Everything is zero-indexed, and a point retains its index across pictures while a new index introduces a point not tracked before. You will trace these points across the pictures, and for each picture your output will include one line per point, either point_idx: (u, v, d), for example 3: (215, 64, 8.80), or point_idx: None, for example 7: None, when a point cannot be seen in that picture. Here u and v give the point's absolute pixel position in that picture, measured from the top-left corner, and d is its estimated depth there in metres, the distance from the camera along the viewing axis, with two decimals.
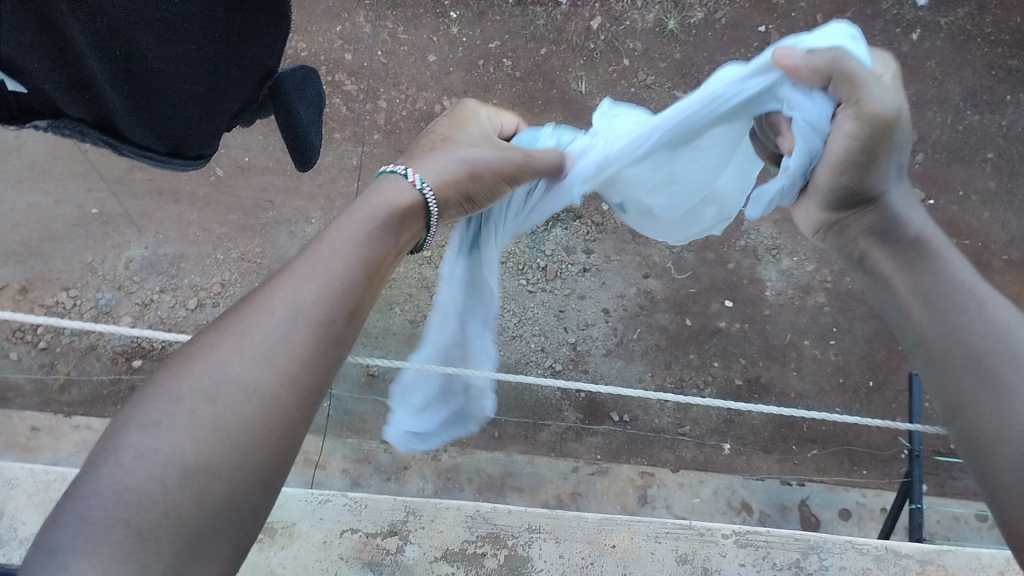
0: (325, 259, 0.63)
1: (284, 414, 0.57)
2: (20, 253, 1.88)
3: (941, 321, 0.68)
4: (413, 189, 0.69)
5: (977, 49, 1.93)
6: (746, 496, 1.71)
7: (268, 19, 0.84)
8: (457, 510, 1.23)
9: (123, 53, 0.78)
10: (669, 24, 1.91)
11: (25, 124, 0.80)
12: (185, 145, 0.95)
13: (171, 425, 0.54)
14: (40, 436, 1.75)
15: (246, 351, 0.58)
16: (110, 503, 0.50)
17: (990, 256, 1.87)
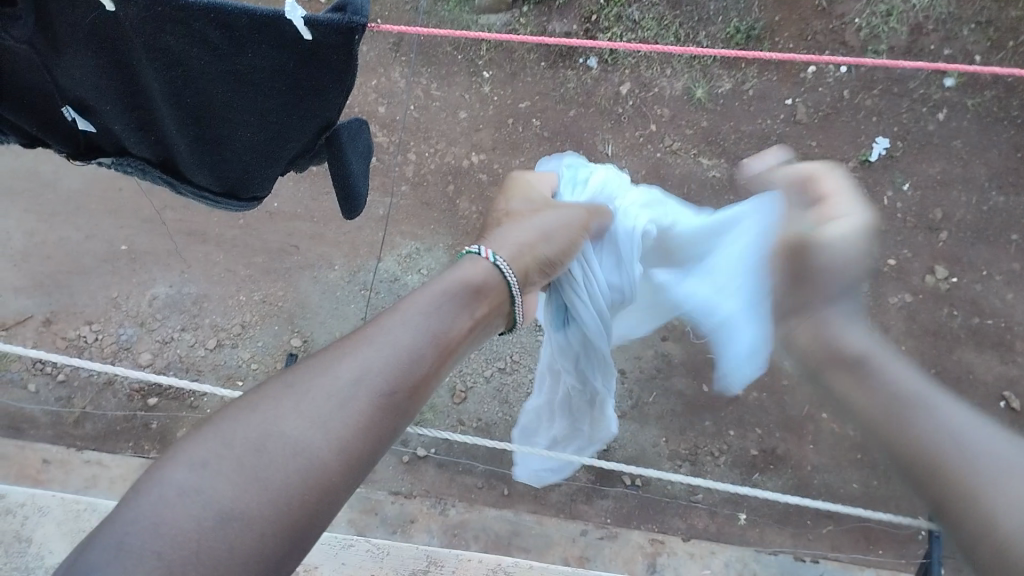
0: (394, 331, 0.68)
1: (330, 475, 0.57)
2: (47, 285, 1.92)
3: (892, 411, 0.70)
4: (486, 263, 0.79)
5: (1004, 131, 1.91)
6: (757, 570, 1.62)
7: (333, 77, 0.82)
8: (478, 563, 1.39)
9: (196, 100, 0.88)
10: (698, 93, 1.93)
11: (94, 160, 1.01)
12: (240, 188, 1.03)
13: (217, 468, 0.55)
14: (50, 469, 1.72)
15: (306, 413, 0.59)
16: (146, 533, 0.50)
17: (1014, 338, 1.85)
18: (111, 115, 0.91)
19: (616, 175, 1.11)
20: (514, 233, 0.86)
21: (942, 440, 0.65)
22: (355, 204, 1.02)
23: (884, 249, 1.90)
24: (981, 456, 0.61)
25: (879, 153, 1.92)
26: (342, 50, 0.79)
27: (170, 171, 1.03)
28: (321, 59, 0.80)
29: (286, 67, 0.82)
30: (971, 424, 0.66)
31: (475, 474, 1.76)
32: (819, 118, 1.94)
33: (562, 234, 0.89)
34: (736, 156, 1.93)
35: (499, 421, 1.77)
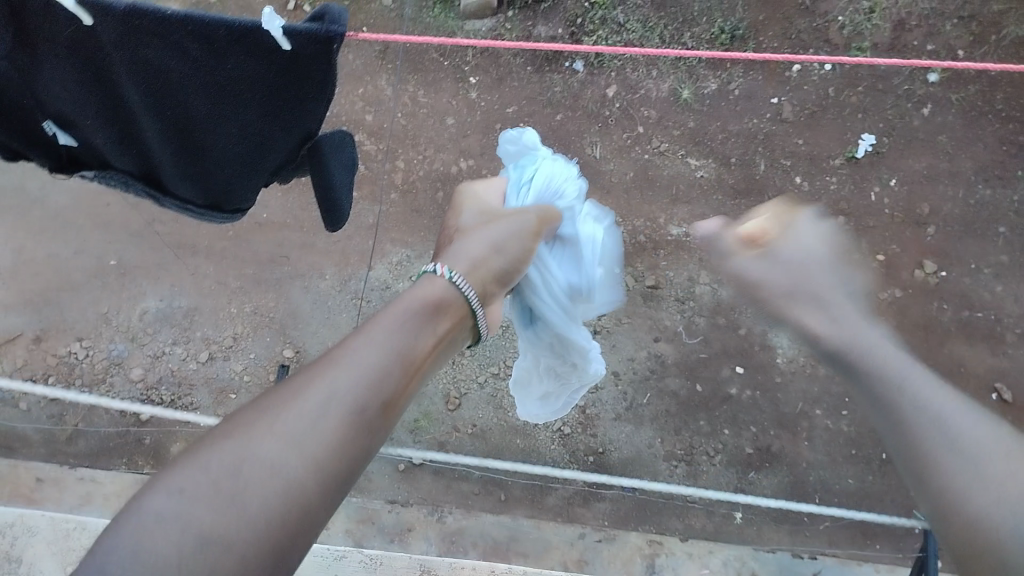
0: (363, 351, 0.71)
1: (305, 495, 0.60)
2: (36, 302, 1.91)
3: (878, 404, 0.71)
4: (443, 279, 0.83)
5: (988, 125, 1.94)
6: (756, 568, 1.64)
7: (313, 84, 0.83)
8: (471, 569, 1.39)
9: (176, 112, 0.87)
10: (684, 94, 1.95)
11: (75, 173, 1.00)
12: (222, 199, 1.03)
13: (194, 494, 0.57)
14: (43, 487, 1.72)
15: (279, 433, 0.62)
16: (128, 562, 0.53)
17: (1003, 330, 1.86)
18: (94, 129, 0.90)
19: (564, 168, 1.11)
20: (464, 248, 0.90)
21: (925, 425, 0.66)
22: (338, 215, 1.04)
23: (872, 246, 1.90)
24: (953, 447, 0.62)
25: (866, 149, 1.93)
26: (322, 58, 0.79)
27: (151, 183, 1.02)
28: (303, 67, 0.81)
29: (266, 77, 0.83)
30: (952, 403, 0.66)
31: (471, 480, 1.75)
32: (804, 116, 1.95)
33: (512, 244, 0.93)
34: (724, 156, 1.93)
35: (494, 427, 1.77)
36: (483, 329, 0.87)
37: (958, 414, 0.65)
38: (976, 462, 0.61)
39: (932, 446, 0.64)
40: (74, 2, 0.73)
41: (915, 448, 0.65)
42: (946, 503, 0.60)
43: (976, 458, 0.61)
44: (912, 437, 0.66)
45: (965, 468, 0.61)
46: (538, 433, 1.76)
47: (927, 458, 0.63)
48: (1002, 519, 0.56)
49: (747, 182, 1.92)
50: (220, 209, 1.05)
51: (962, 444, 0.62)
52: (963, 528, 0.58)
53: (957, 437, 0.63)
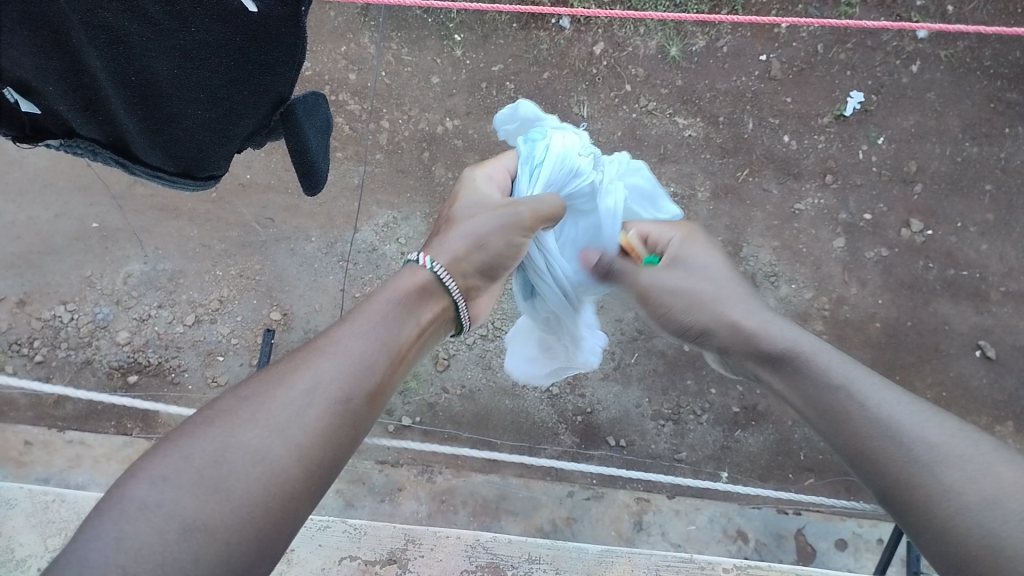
0: (348, 339, 0.72)
1: (289, 485, 0.61)
2: (18, 266, 1.89)
3: (825, 412, 0.76)
4: (425, 269, 0.84)
5: (976, 82, 1.92)
6: (742, 523, 1.71)
7: (283, 47, 0.86)
8: (457, 539, 1.30)
9: (139, 79, 0.83)
10: (672, 51, 1.91)
11: (39, 144, 0.87)
12: (196, 167, 0.98)
13: (177, 482, 0.57)
14: (33, 451, 1.73)
15: (263, 423, 0.63)
16: (111, 549, 0.53)
17: (988, 288, 1.89)
18: (59, 98, 0.80)
19: (573, 140, 1.09)
20: (446, 241, 0.90)
21: (879, 435, 0.70)
22: (315, 178, 1.09)
23: (859, 205, 1.90)
24: (901, 434, 0.68)
25: (854, 108, 1.92)
26: (286, 20, 0.84)
27: (120, 151, 0.93)
28: (267, 29, 0.84)
29: (231, 41, 0.84)
30: (902, 409, 0.71)
31: (461, 441, 1.76)
32: (792, 74, 1.93)
33: (497, 236, 0.92)
34: (713, 115, 1.92)
35: (482, 388, 1.78)
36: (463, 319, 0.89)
37: (905, 417, 0.69)
38: (935, 467, 0.64)
39: (892, 453, 0.68)
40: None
41: (866, 450, 0.70)
42: (914, 509, 0.64)
43: (934, 465, 0.64)
44: (864, 445, 0.70)
45: (923, 473, 0.65)
46: (527, 394, 1.78)
47: (888, 466, 0.67)
48: (969, 492, 0.61)
49: (735, 142, 1.92)
50: (192, 176, 1.01)
51: (917, 454, 0.66)
52: (934, 528, 0.62)
53: (914, 443, 0.67)
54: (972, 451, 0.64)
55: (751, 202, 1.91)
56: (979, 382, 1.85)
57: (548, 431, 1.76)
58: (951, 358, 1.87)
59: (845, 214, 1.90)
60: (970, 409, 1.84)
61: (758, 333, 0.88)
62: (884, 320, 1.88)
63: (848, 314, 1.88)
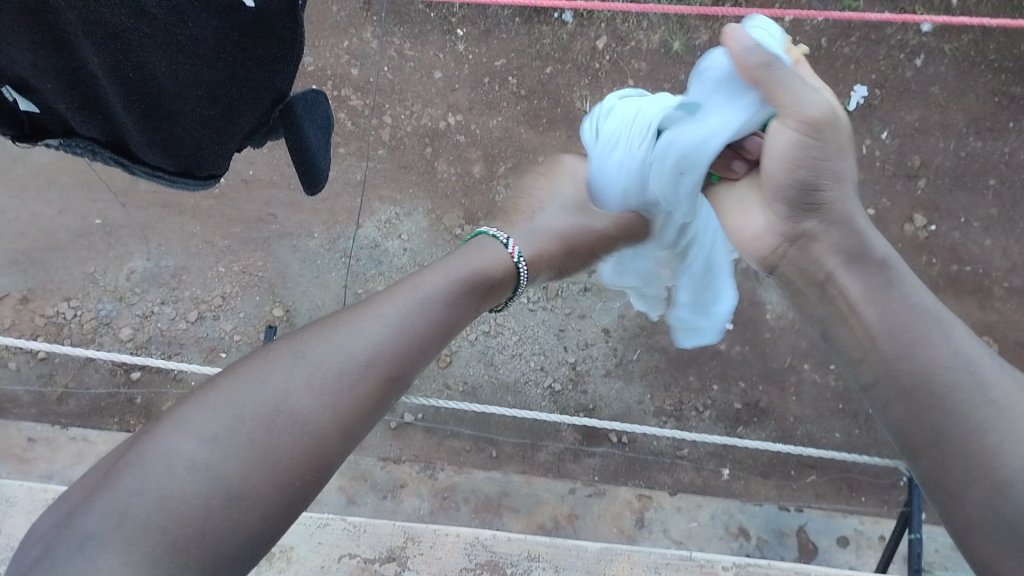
0: (385, 317, 0.81)
1: (321, 452, 0.69)
2: (21, 262, 1.89)
3: (896, 337, 0.80)
4: (512, 258, 1.01)
5: (980, 76, 1.92)
6: (743, 521, 1.71)
7: (282, 43, 0.87)
8: (457, 536, 1.29)
9: (137, 76, 0.83)
10: (675, 46, 1.90)
11: (40, 143, 0.89)
12: (196, 166, 0.99)
13: (225, 442, 0.66)
14: (36, 447, 1.75)
15: (315, 390, 0.72)
16: (155, 507, 0.61)
17: (991, 284, 1.88)
18: (55, 92, 0.81)
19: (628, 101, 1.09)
20: (536, 226, 1.10)
21: (954, 372, 0.76)
22: (317, 176, 1.09)
23: (863, 200, 1.90)
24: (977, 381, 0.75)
25: (858, 102, 1.91)
26: (285, 15, 0.85)
27: (120, 151, 0.95)
28: (264, 23, 0.85)
29: (229, 36, 0.84)
30: (973, 353, 0.77)
31: (463, 438, 1.75)
32: None
33: (573, 236, 1.11)
34: None
35: (484, 384, 1.78)
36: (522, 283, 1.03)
37: (981, 364, 0.76)
38: (1006, 418, 0.72)
39: (958, 393, 0.75)
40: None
41: (934, 391, 0.76)
42: (974, 452, 0.71)
43: (1009, 416, 0.72)
44: (935, 381, 0.76)
45: (993, 424, 0.72)
46: (529, 390, 1.78)
47: (957, 409, 0.74)
48: None
49: None
50: (192, 176, 1.01)
51: (993, 399, 0.73)
52: (996, 475, 0.69)
53: (987, 390, 0.74)
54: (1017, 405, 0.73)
55: None
56: None
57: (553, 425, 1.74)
58: None
59: None
60: None
61: (860, 232, 0.89)
62: None
63: None
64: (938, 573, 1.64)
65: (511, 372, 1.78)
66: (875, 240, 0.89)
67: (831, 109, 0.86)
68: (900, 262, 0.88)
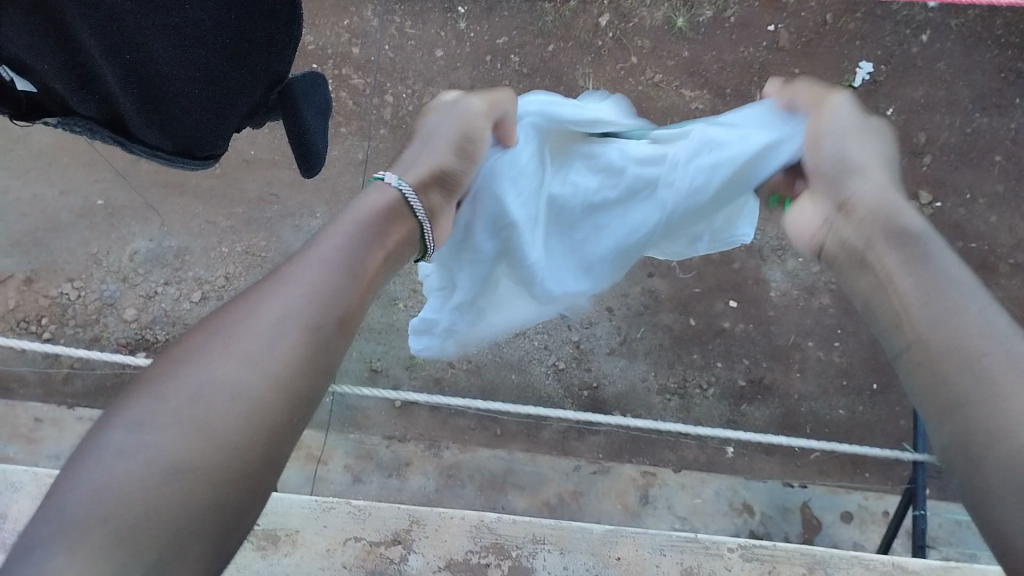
0: (309, 270, 0.74)
1: (265, 413, 0.64)
2: (25, 244, 1.89)
3: (922, 292, 0.75)
4: (391, 188, 0.88)
5: (987, 52, 1.90)
6: (747, 496, 1.72)
7: (279, 24, 0.89)
8: (462, 520, 1.29)
9: (134, 59, 0.81)
10: (678, 22, 1.89)
11: (37, 122, 0.89)
12: (196, 147, 0.98)
13: (154, 426, 0.60)
14: (43, 427, 1.76)
15: (235, 357, 0.66)
16: (89, 499, 0.56)
17: (996, 260, 1.88)
18: (53, 73, 0.80)
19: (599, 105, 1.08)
20: (415, 156, 0.95)
21: (975, 328, 0.69)
22: (314, 158, 1.10)
23: None
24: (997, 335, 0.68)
25: (863, 78, 1.90)
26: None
27: (119, 130, 0.94)
28: (260, 3, 0.85)
29: (227, 20, 0.84)
30: (1000, 322, 0.70)
31: (467, 416, 1.75)
32: (801, 44, 1.90)
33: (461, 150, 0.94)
34: (719, 87, 1.90)
35: (489, 363, 1.78)
36: (429, 243, 0.90)
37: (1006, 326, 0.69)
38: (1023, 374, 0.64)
39: (984, 356, 0.68)
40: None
41: (950, 343, 0.69)
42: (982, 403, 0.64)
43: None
44: (952, 332, 0.70)
45: (1007, 377, 0.65)
46: (533, 369, 1.78)
47: (971, 359, 0.67)
48: None
49: None
50: (191, 157, 1.01)
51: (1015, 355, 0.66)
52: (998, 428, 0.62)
53: (1009, 347, 0.67)
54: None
55: None
56: None
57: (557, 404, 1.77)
58: None
59: None
60: None
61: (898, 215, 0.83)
62: None
63: None
64: (942, 548, 1.64)
65: (516, 351, 1.78)
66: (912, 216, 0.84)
67: (880, 126, 0.96)
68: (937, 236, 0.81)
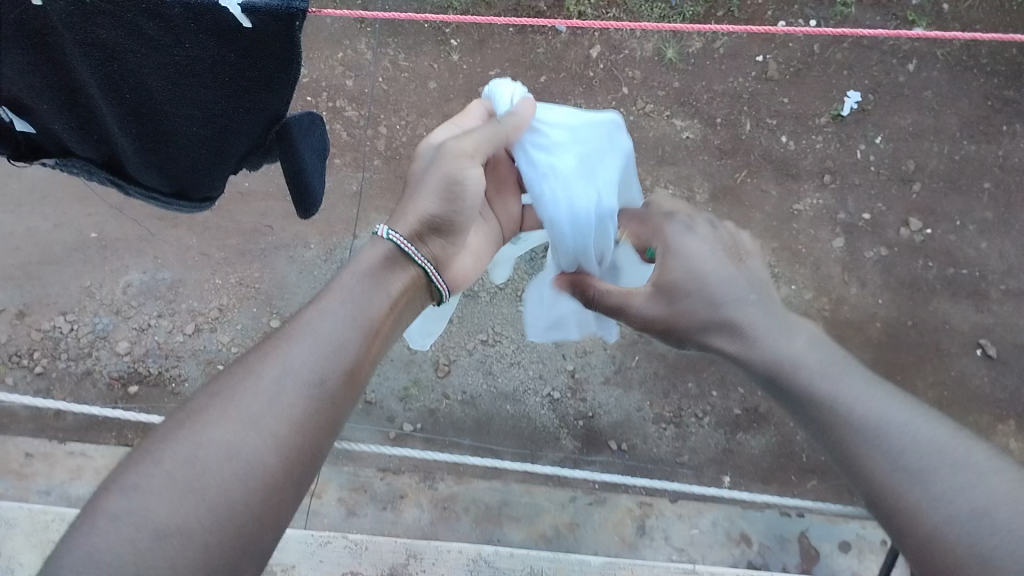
0: (314, 325, 0.74)
1: (268, 474, 0.64)
2: (17, 277, 1.89)
3: (814, 403, 0.80)
4: (382, 240, 0.85)
5: (973, 79, 1.93)
6: (744, 527, 1.71)
7: (277, 65, 0.87)
8: (459, 553, 1.29)
9: (134, 95, 0.87)
10: (668, 53, 1.91)
11: (36, 161, 0.97)
12: (190, 187, 1.05)
13: (148, 490, 0.60)
14: (34, 463, 1.74)
15: (236, 417, 0.66)
16: (84, 562, 0.56)
17: (988, 286, 1.89)
18: (50, 112, 0.88)
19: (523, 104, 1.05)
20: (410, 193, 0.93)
21: (874, 433, 0.74)
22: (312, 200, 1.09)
23: (858, 204, 1.90)
24: (880, 432, 0.74)
25: (851, 107, 1.92)
26: (284, 37, 0.84)
27: (116, 172, 1.01)
28: (261, 44, 0.84)
29: (226, 58, 0.86)
30: (884, 408, 0.76)
31: (462, 448, 1.76)
32: (790, 75, 1.93)
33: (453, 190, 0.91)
34: (710, 117, 1.92)
35: (484, 394, 1.78)
36: (439, 287, 0.91)
37: (898, 420, 0.74)
38: (925, 475, 0.70)
39: (878, 461, 0.73)
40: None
41: (849, 454, 0.75)
42: (901, 513, 0.70)
43: (926, 470, 0.70)
44: (848, 443, 0.76)
45: (912, 479, 0.70)
46: (528, 399, 1.77)
47: (873, 466, 0.73)
48: (963, 514, 0.66)
49: (733, 143, 1.91)
50: (187, 197, 1.07)
51: (908, 452, 0.72)
52: (922, 536, 0.68)
53: (909, 442, 0.72)
54: (964, 462, 0.69)
55: (750, 203, 1.90)
56: (981, 381, 1.86)
57: (551, 441, 1.76)
58: (953, 358, 1.87)
59: (844, 215, 1.90)
60: (974, 409, 1.85)
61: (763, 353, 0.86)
62: (885, 320, 1.88)
63: (849, 315, 1.88)
64: None
65: (510, 381, 1.78)
66: (779, 345, 0.86)
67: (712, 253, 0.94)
68: (792, 352, 0.85)
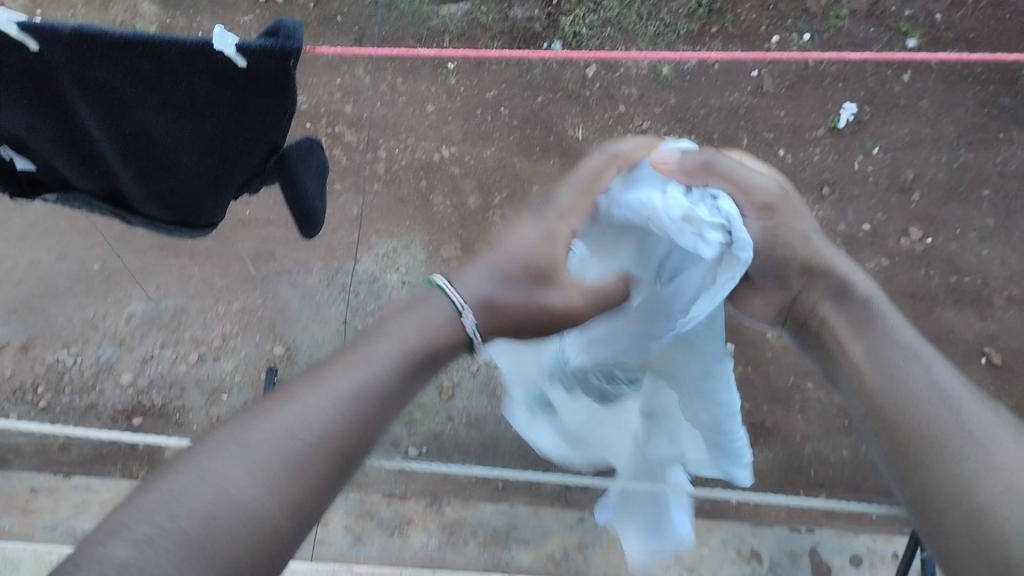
0: (346, 388, 0.73)
1: (275, 538, 0.62)
2: (21, 310, 1.90)
3: (878, 366, 0.78)
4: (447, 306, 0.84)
5: (969, 88, 1.95)
6: (754, 543, 1.69)
7: (274, 100, 0.86)
8: None
9: (132, 132, 0.91)
10: (663, 71, 1.93)
11: (39, 197, 1.02)
12: (194, 217, 1.06)
13: (161, 543, 0.57)
14: (39, 497, 1.73)
15: (256, 473, 0.63)
16: None
17: (991, 293, 1.87)
18: (49, 148, 0.92)
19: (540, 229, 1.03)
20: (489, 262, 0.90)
21: (931, 402, 0.72)
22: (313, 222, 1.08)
23: (859, 215, 1.89)
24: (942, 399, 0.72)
25: (848, 118, 1.93)
26: (278, 73, 0.83)
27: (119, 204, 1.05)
28: (255, 80, 0.84)
29: (220, 94, 0.86)
30: (946, 382, 0.75)
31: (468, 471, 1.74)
32: (785, 88, 1.94)
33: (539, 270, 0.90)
34: (707, 132, 1.93)
35: (489, 416, 1.77)
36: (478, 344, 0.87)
37: (961, 398, 0.72)
38: (978, 447, 0.66)
39: (939, 425, 0.70)
40: (16, 28, 0.77)
41: (898, 421, 0.73)
42: (945, 478, 0.66)
43: (984, 442, 0.66)
44: (902, 407, 0.73)
45: (973, 448, 0.66)
46: None
47: (930, 431, 0.70)
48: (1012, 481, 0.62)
49: None
50: (191, 225, 1.09)
51: (970, 425, 0.69)
52: (967, 503, 0.63)
53: (966, 419, 0.70)
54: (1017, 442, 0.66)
55: None
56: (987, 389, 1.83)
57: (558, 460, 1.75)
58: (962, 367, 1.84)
59: (844, 225, 1.89)
60: None
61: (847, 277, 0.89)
62: None
63: None
64: None
65: None
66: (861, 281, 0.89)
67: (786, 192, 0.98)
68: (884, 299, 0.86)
